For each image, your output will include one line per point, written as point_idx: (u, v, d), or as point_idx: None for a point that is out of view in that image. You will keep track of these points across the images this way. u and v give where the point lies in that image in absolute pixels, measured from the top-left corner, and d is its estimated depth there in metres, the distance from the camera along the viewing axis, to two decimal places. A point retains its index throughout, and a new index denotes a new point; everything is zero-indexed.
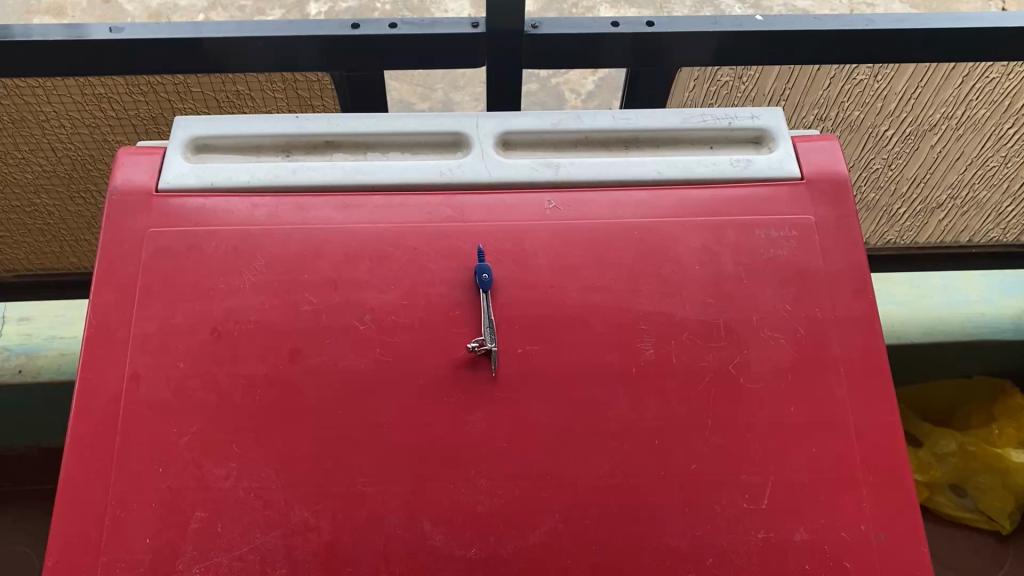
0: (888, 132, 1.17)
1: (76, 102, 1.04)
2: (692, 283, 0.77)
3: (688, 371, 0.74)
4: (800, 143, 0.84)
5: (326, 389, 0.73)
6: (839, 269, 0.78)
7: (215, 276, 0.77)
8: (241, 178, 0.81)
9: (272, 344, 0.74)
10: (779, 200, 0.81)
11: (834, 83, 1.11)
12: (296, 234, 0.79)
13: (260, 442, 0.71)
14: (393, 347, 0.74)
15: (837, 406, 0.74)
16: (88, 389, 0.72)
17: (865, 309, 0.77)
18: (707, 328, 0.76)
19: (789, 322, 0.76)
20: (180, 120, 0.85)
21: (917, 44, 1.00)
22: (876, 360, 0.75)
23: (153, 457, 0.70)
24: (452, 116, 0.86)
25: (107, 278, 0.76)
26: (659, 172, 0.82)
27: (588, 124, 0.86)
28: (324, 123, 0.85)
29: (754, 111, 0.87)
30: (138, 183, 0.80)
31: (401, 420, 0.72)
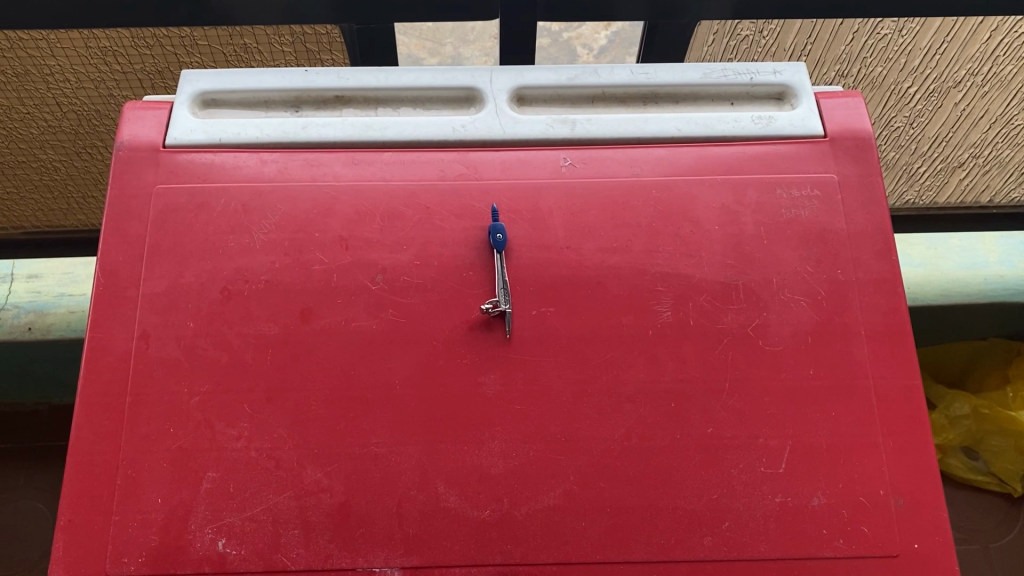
0: (910, 89, 1.14)
1: (81, 56, 1.01)
2: (711, 244, 0.76)
3: (706, 333, 0.73)
4: (823, 100, 0.82)
5: (338, 350, 0.72)
6: (862, 231, 0.76)
7: (224, 235, 0.75)
8: (251, 134, 0.79)
9: (283, 304, 0.73)
10: (801, 159, 0.79)
11: (857, 38, 1.07)
12: (307, 192, 0.77)
13: (272, 403, 0.70)
14: (406, 308, 0.73)
15: (857, 370, 0.72)
16: (97, 348, 0.71)
17: (888, 271, 0.75)
18: (726, 290, 0.74)
19: (809, 285, 0.74)
20: (187, 74, 0.83)
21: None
22: (899, 324, 0.74)
23: (165, 417, 0.70)
24: (465, 70, 0.84)
25: (115, 236, 0.75)
26: (679, 129, 0.80)
27: (606, 79, 0.83)
28: (334, 77, 0.83)
29: (776, 65, 0.84)
30: (145, 140, 0.79)
31: (414, 381, 0.71)
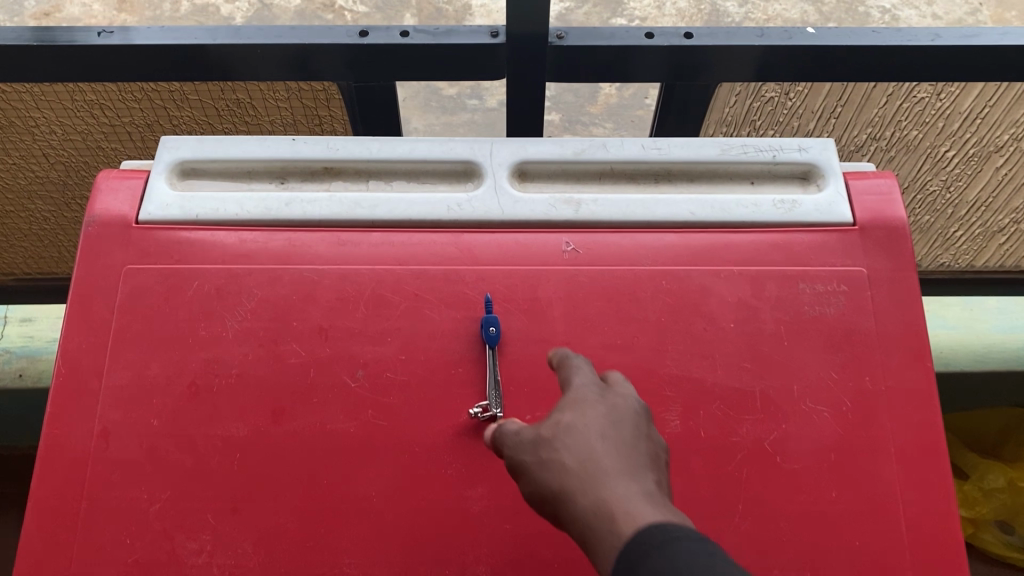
0: (949, 153, 1.04)
1: (67, 108, 0.96)
2: (726, 343, 0.69)
3: (717, 447, 0.65)
4: (852, 182, 0.75)
5: (311, 455, 0.66)
6: (892, 332, 0.69)
7: (195, 322, 0.70)
8: (230, 210, 0.74)
9: (255, 402, 0.67)
10: (827, 249, 0.72)
11: (892, 101, 0.98)
12: (287, 275, 0.71)
13: (237, 514, 0.64)
14: (386, 409, 0.67)
15: (887, 493, 0.64)
16: (55, 447, 0.66)
17: (921, 380, 0.68)
18: (741, 397, 0.67)
19: (833, 393, 0.67)
20: (167, 140, 0.77)
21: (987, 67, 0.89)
22: (933, 440, 0.66)
23: (121, 526, 0.64)
24: (464, 141, 0.78)
25: (79, 321, 0.70)
26: (692, 213, 0.74)
27: (615, 154, 0.77)
28: (323, 147, 0.77)
29: (802, 142, 0.77)
30: (117, 214, 0.74)
31: (393, 492, 0.65)
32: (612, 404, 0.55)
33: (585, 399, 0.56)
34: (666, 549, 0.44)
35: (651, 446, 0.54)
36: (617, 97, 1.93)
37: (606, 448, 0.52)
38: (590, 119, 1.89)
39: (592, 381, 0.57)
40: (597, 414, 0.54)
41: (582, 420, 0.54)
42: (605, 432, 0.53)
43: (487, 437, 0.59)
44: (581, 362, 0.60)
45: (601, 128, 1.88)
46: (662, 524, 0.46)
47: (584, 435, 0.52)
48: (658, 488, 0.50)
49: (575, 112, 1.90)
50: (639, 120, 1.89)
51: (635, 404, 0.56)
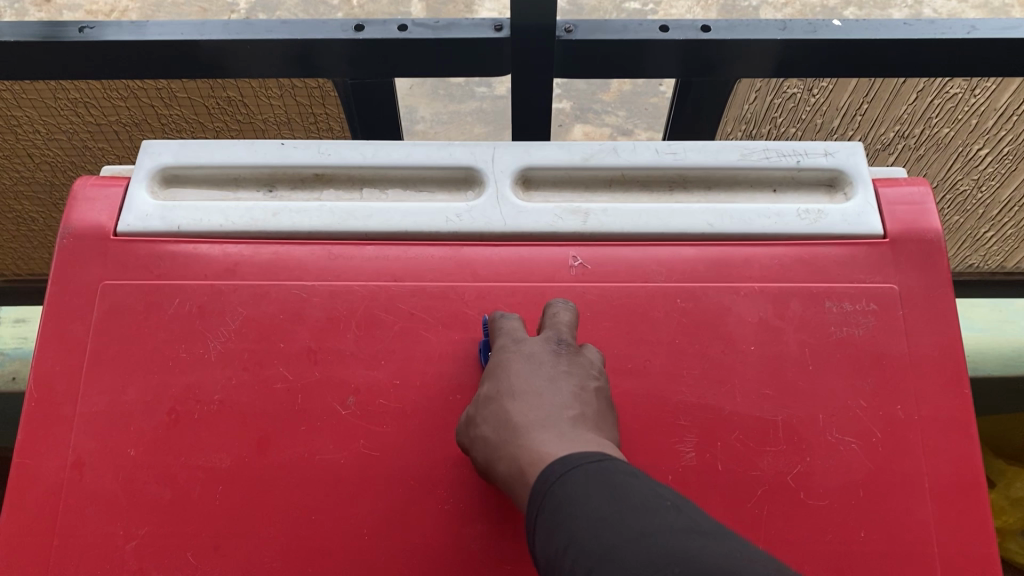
0: (982, 152, 0.98)
1: (50, 107, 0.91)
2: (745, 368, 0.64)
3: (736, 481, 0.60)
4: (882, 190, 0.69)
5: (298, 488, 0.61)
6: (926, 356, 0.64)
7: (176, 343, 0.65)
8: (214, 221, 0.69)
9: (239, 430, 0.63)
10: (855, 264, 0.67)
11: (922, 97, 0.92)
12: (274, 292, 0.67)
13: (219, 552, 0.60)
14: (380, 439, 0.62)
15: (921, 534, 0.59)
16: (24, 478, 0.62)
17: (958, 408, 0.62)
18: (762, 427, 0.62)
19: (862, 423, 0.62)
20: (148, 145, 0.73)
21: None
22: (971, 475, 0.61)
23: (94, 565, 0.60)
24: (464, 145, 0.72)
25: (52, 341, 0.65)
26: (709, 224, 0.68)
27: (627, 159, 0.71)
28: (313, 151, 0.72)
29: (829, 146, 0.72)
30: (95, 225, 0.69)
31: (387, 529, 0.60)
32: (533, 361, 0.59)
33: (503, 358, 0.59)
34: (559, 486, 0.47)
35: (575, 387, 0.57)
36: (632, 86, 1.87)
37: (524, 407, 0.56)
38: (602, 106, 1.83)
39: (513, 335, 0.61)
40: (518, 375, 0.58)
41: (505, 385, 0.58)
42: (517, 387, 0.57)
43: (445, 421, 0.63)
44: (512, 307, 0.63)
45: (612, 116, 1.82)
46: (563, 457, 0.49)
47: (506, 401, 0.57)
48: (577, 428, 0.54)
49: (586, 100, 1.84)
50: (652, 107, 1.82)
51: (548, 354, 0.59)
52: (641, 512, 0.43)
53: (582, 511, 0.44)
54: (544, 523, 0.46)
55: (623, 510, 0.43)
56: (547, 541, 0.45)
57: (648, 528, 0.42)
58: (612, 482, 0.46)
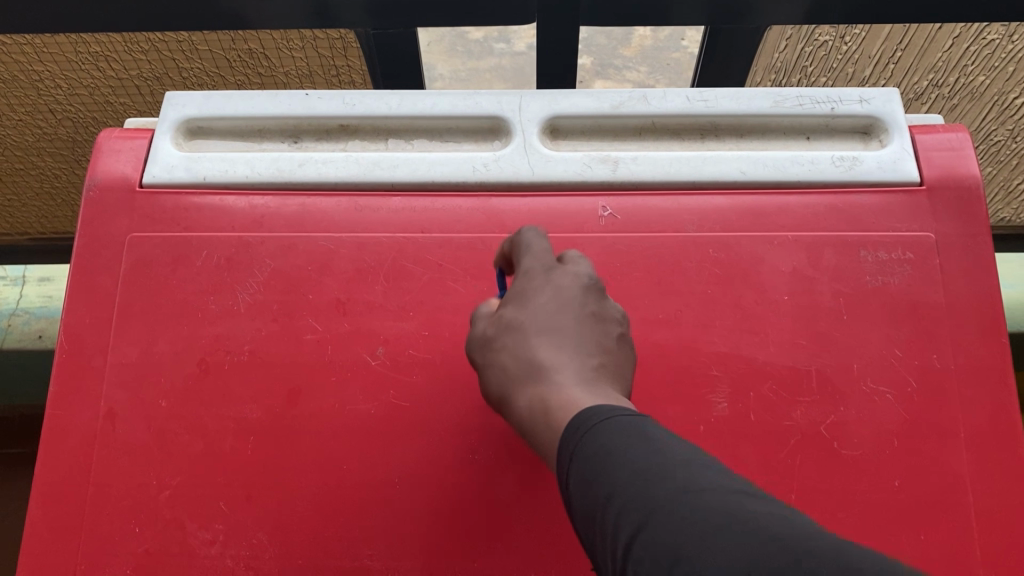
0: (1018, 101, 0.96)
1: (71, 61, 0.90)
2: (778, 318, 0.63)
3: (769, 432, 0.60)
4: (919, 137, 0.68)
5: (329, 438, 0.61)
6: (963, 305, 0.63)
7: (204, 294, 0.65)
8: (240, 172, 0.69)
9: (269, 381, 0.63)
10: (891, 212, 0.66)
11: (958, 44, 0.89)
12: (301, 244, 0.66)
13: (252, 501, 0.60)
14: (410, 389, 0.62)
15: (955, 484, 0.59)
16: (57, 428, 0.62)
17: (994, 357, 0.61)
18: (795, 377, 0.61)
19: (897, 372, 0.61)
20: (171, 96, 0.72)
21: None
22: (1007, 424, 0.60)
23: (129, 514, 0.60)
24: (490, 94, 0.71)
25: (82, 294, 0.65)
26: (742, 172, 0.67)
27: (657, 107, 0.70)
28: (338, 101, 0.71)
29: (864, 92, 0.70)
30: (121, 177, 0.69)
31: (417, 478, 0.60)
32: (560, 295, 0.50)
33: (530, 280, 0.52)
34: (588, 438, 0.39)
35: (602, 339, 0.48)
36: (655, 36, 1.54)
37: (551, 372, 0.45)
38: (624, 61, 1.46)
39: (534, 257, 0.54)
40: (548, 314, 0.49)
41: (511, 323, 0.49)
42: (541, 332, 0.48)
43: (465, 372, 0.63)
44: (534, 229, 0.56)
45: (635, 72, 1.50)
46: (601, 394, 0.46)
47: (506, 336, 0.49)
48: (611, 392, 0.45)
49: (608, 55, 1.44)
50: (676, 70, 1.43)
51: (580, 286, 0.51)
52: (675, 471, 0.35)
53: (618, 457, 0.36)
54: (577, 471, 0.38)
55: (668, 463, 0.35)
56: (582, 494, 0.37)
57: (692, 482, 0.34)
58: (650, 436, 0.38)
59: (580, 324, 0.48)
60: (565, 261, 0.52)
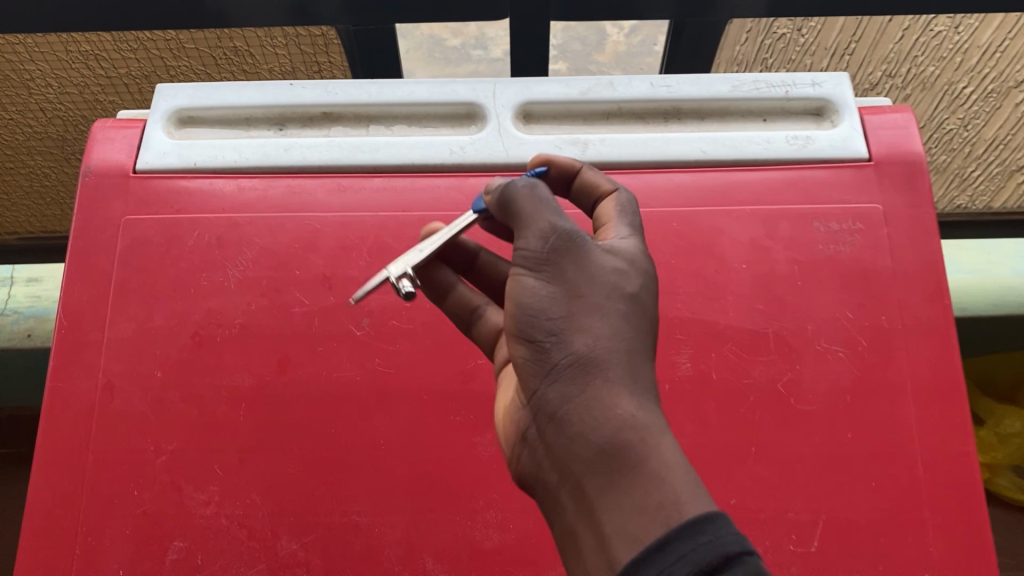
0: (967, 90, 1.01)
1: (61, 61, 0.94)
2: (738, 285, 0.67)
3: (730, 389, 0.64)
4: (868, 117, 0.72)
5: (318, 403, 0.65)
6: (910, 270, 0.67)
7: (196, 272, 0.69)
8: (230, 157, 0.72)
9: (259, 351, 0.66)
10: (842, 186, 0.70)
11: (908, 36, 0.95)
12: (288, 223, 0.70)
13: (245, 464, 0.63)
14: (393, 357, 0.66)
15: (903, 434, 0.63)
16: (59, 399, 0.65)
17: (939, 318, 0.66)
18: (754, 338, 0.65)
19: (848, 333, 0.66)
20: (162, 88, 0.76)
21: None
22: (951, 379, 0.64)
23: (128, 478, 0.63)
24: (465, 83, 0.75)
25: (80, 273, 0.69)
26: (702, 151, 0.71)
27: (622, 93, 0.74)
28: (321, 91, 0.75)
29: (816, 76, 0.74)
30: (115, 164, 0.72)
31: (401, 438, 0.64)
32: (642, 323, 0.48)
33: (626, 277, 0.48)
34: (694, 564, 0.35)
35: None
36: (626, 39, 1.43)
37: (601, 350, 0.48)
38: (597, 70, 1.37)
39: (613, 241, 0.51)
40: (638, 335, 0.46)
41: (596, 275, 0.46)
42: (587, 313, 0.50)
43: (445, 341, 0.66)
44: (620, 187, 0.56)
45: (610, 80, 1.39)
46: None
47: (586, 292, 0.46)
48: None
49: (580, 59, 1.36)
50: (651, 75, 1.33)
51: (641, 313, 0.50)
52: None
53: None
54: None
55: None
56: None
57: None
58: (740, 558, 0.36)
59: (645, 333, 0.47)
60: (643, 260, 0.50)
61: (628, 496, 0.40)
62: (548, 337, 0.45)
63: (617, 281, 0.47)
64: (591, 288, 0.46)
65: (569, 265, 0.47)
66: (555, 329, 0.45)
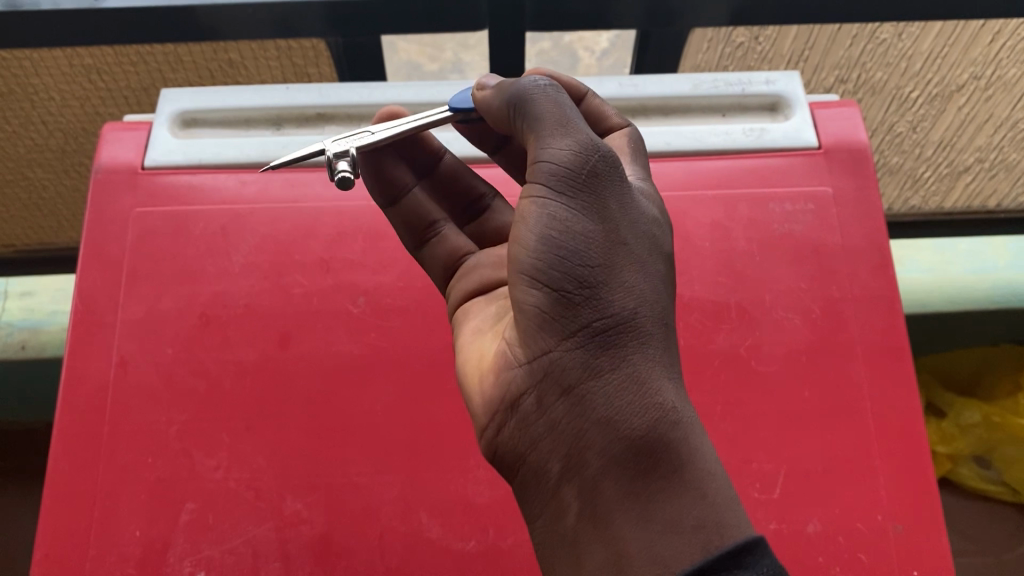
0: (913, 94, 1.08)
1: (64, 75, 1.00)
2: (702, 261, 0.74)
3: (697, 354, 0.70)
4: (818, 111, 0.79)
5: (318, 374, 0.70)
6: (857, 246, 0.74)
7: (203, 258, 0.74)
8: (231, 154, 0.78)
9: (262, 329, 0.71)
10: (795, 172, 0.77)
11: (857, 43, 1.03)
12: (288, 213, 0.76)
13: (251, 431, 0.68)
14: (388, 332, 0.72)
15: (854, 391, 0.69)
16: (76, 377, 0.70)
17: (884, 287, 0.73)
18: (717, 308, 0.72)
19: (803, 302, 0.72)
20: (166, 93, 0.81)
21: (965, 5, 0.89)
22: (896, 342, 0.71)
23: (142, 447, 0.68)
24: (450, 85, 0.82)
25: (93, 261, 0.74)
26: (667, 142, 0.78)
27: (594, 92, 0.81)
28: (316, 94, 0.82)
29: (769, 75, 0.82)
30: (123, 162, 0.77)
31: (396, 405, 0.69)
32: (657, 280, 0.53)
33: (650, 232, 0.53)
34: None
35: None
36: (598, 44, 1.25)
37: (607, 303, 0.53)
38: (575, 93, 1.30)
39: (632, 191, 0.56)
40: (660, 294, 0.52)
41: (634, 232, 0.51)
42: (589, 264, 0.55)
43: (435, 317, 0.72)
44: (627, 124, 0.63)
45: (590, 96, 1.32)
46: None
47: (629, 248, 0.50)
48: None
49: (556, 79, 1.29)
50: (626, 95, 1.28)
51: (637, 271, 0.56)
52: None
53: None
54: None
55: None
56: None
57: None
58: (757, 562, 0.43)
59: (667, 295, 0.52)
60: (658, 218, 0.55)
61: (659, 496, 0.46)
62: (586, 294, 0.49)
63: (648, 245, 0.52)
64: (632, 245, 0.51)
65: (612, 216, 0.51)
66: (594, 283, 0.49)
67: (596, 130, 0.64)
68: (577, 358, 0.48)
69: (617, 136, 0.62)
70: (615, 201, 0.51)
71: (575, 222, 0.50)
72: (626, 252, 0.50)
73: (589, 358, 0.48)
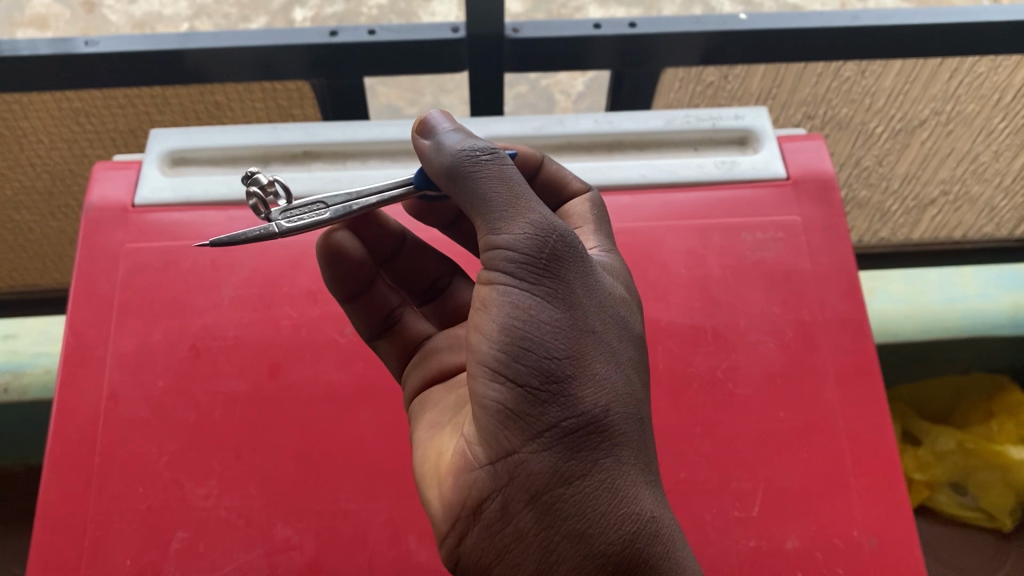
0: (878, 130, 1.12)
1: (53, 118, 1.02)
2: (678, 288, 0.76)
3: (675, 377, 0.72)
4: (786, 144, 0.83)
5: (307, 403, 0.72)
6: (826, 271, 0.77)
7: (193, 291, 0.76)
8: (220, 191, 0.80)
9: (251, 360, 0.73)
10: (765, 202, 0.80)
11: (822, 80, 1.07)
12: (276, 247, 0.78)
13: (241, 460, 0.69)
14: (374, 361, 0.74)
15: (827, 410, 0.71)
16: (67, 409, 0.71)
17: (853, 310, 0.75)
18: (694, 332, 0.74)
19: (775, 325, 0.75)
20: (156, 133, 0.84)
21: (921, 41, 0.94)
22: (866, 362, 0.74)
23: (133, 477, 0.69)
24: None
25: (85, 297, 0.75)
26: (642, 175, 0.81)
27: (570, 128, 0.84)
28: (302, 133, 0.84)
29: (739, 110, 0.85)
30: (114, 200, 0.79)
31: (383, 431, 0.71)
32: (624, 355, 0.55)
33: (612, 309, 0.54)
34: None
35: None
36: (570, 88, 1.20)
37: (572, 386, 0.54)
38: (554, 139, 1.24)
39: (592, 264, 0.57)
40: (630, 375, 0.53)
41: (599, 319, 0.52)
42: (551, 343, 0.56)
43: None
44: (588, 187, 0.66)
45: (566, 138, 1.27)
46: None
47: (597, 338, 0.51)
48: None
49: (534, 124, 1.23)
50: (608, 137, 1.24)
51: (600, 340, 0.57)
52: None
53: None
54: None
55: None
56: None
57: None
58: None
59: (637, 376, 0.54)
60: (618, 291, 0.56)
61: None
62: (553, 393, 0.49)
63: (614, 330, 0.53)
64: (601, 334, 0.52)
65: (576, 305, 0.51)
66: (563, 379, 0.49)
67: (559, 194, 0.66)
68: (549, 462, 0.49)
69: (579, 202, 0.64)
70: (578, 291, 0.52)
71: (543, 319, 0.50)
72: (594, 344, 0.51)
73: (561, 462, 0.49)
